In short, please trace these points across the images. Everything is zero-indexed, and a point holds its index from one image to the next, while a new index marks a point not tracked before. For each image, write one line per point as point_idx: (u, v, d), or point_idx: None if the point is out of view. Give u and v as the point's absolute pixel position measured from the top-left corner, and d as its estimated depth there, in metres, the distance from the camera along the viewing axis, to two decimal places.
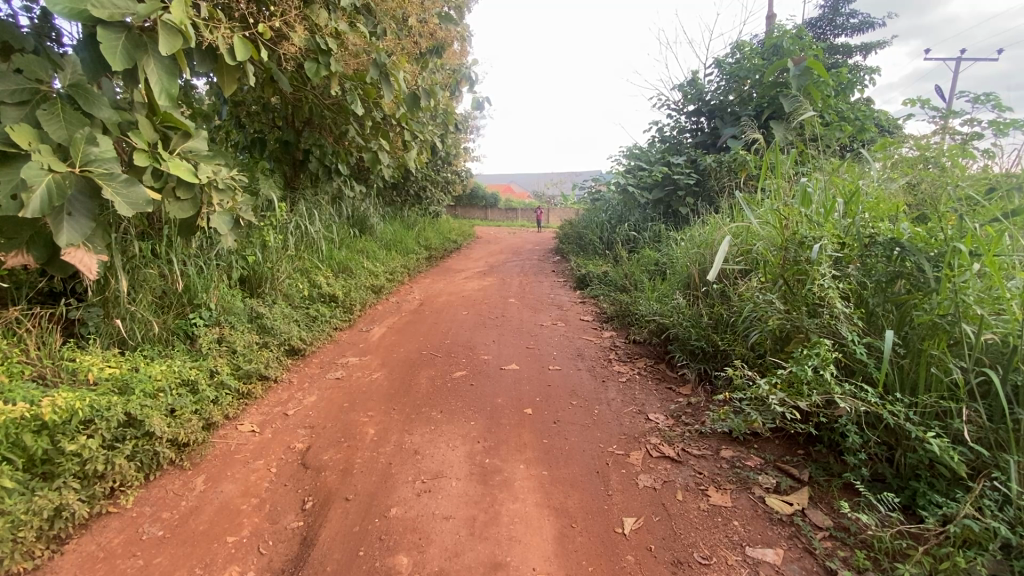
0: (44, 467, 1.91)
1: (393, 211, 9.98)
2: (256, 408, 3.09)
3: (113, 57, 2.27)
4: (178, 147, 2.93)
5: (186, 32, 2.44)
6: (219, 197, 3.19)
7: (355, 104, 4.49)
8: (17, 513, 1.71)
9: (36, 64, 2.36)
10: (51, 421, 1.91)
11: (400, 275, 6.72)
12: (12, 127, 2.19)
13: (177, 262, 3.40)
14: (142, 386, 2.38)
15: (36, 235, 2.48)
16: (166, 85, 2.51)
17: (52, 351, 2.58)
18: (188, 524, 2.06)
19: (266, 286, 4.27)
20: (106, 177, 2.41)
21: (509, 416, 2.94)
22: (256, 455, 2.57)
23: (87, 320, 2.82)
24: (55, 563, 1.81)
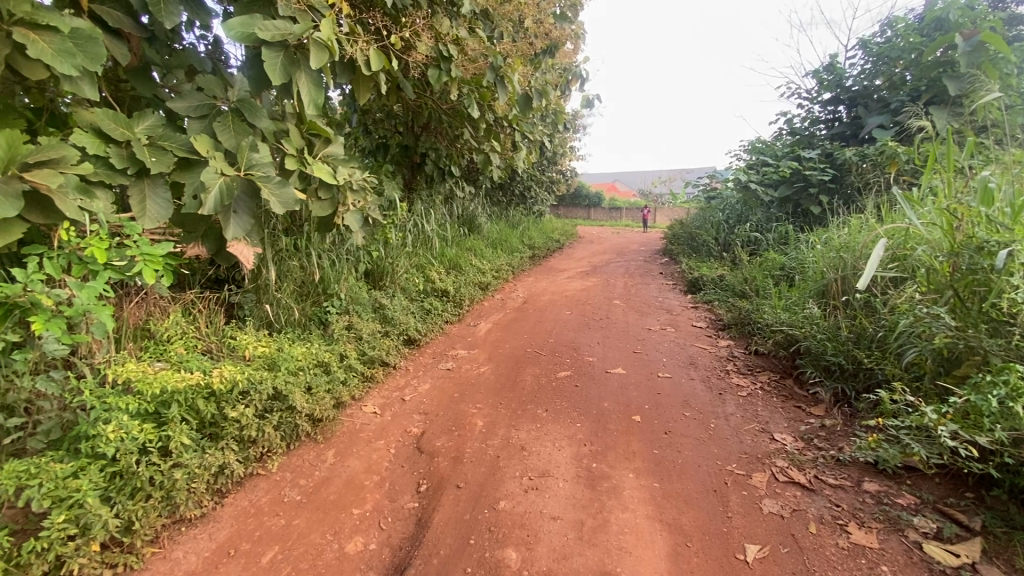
0: (211, 429, 2.17)
1: (500, 211, 10.24)
2: (377, 391, 3.34)
3: (274, 72, 2.59)
4: (320, 152, 3.26)
5: (332, 47, 2.70)
6: (353, 197, 3.51)
7: (471, 107, 4.67)
8: (193, 467, 1.97)
9: (213, 83, 2.81)
10: (218, 390, 2.18)
11: (506, 273, 6.89)
12: (195, 137, 2.63)
13: (315, 255, 3.79)
14: (287, 363, 2.67)
15: (209, 229, 2.92)
16: (314, 96, 2.80)
17: (218, 329, 3.01)
18: (321, 492, 2.28)
19: (387, 279, 4.60)
20: (264, 180, 2.76)
21: (617, 422, 2.86)
22: (377, 436, 2.77)
23: (243, 303, 3.27)
24: (218, 513, 2.10)
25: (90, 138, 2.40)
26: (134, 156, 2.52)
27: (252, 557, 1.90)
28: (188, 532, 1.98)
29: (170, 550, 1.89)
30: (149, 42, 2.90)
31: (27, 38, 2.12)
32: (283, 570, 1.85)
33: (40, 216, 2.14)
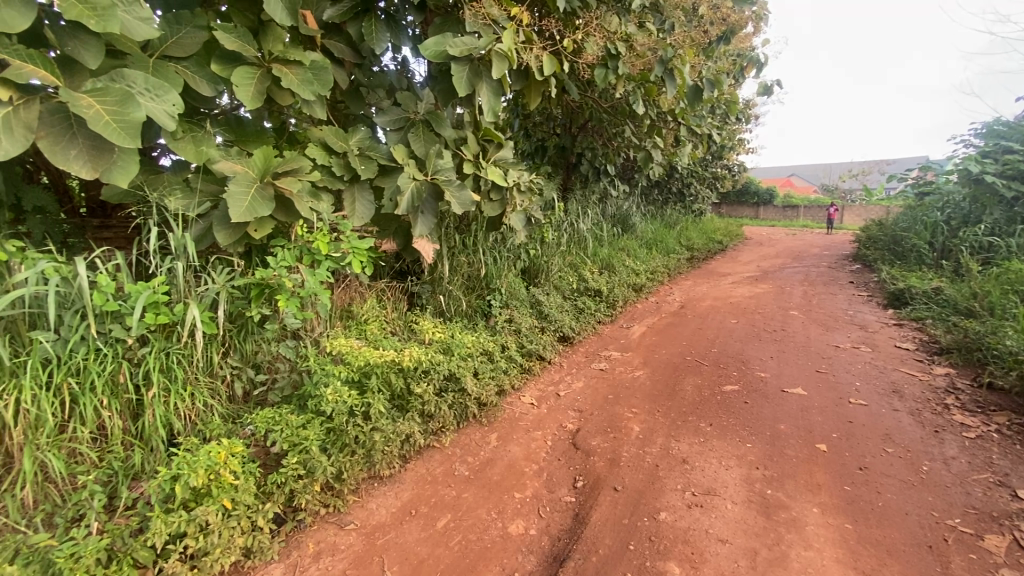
0: (399, 401, 2.47)
1: (656, 210, 9.83)
2: (534, 383, 3.47)
3: (460, 85, 2.87)
4: (493, 157, 3.51)
5: (511, 57, 2.87)
6: (520, 198, 3.70)
7: (637, 104, 4.56)
8: (389, 433, 2.27)
9: (409, 99, 3.23)
10: (407, 367, 2.46)
11: (662, 275, 6.60)
12: (394, 147, 3.05)
13: (482, 251, 4.08)
14: (460, 350, 2.92)
15: (398, 226, 3.34)
16: (493, 103, 3.03)
17: (402, 314, 3.43)
18: (486, 471, 2.46)
19: (544, 276, 4.74)
20: (447, 183, 3.06)
21: (796, 447, 2.55)
22: (535, 426, 2.88)
23: (421, 293, 3.68)
24: (402, 475, 2.39)
25: (319, 150, 2.92)
26: (349, 165, 3.00)
27: (430, 520, 2.14)
28: (379, 488, 2.29)
29: (366, 501, 2.21)
30: (359, 67, 3.42)
31: (282, 71, 2.67)
32: (455, 537, 2.05)
33: (284, 214, 2.67)
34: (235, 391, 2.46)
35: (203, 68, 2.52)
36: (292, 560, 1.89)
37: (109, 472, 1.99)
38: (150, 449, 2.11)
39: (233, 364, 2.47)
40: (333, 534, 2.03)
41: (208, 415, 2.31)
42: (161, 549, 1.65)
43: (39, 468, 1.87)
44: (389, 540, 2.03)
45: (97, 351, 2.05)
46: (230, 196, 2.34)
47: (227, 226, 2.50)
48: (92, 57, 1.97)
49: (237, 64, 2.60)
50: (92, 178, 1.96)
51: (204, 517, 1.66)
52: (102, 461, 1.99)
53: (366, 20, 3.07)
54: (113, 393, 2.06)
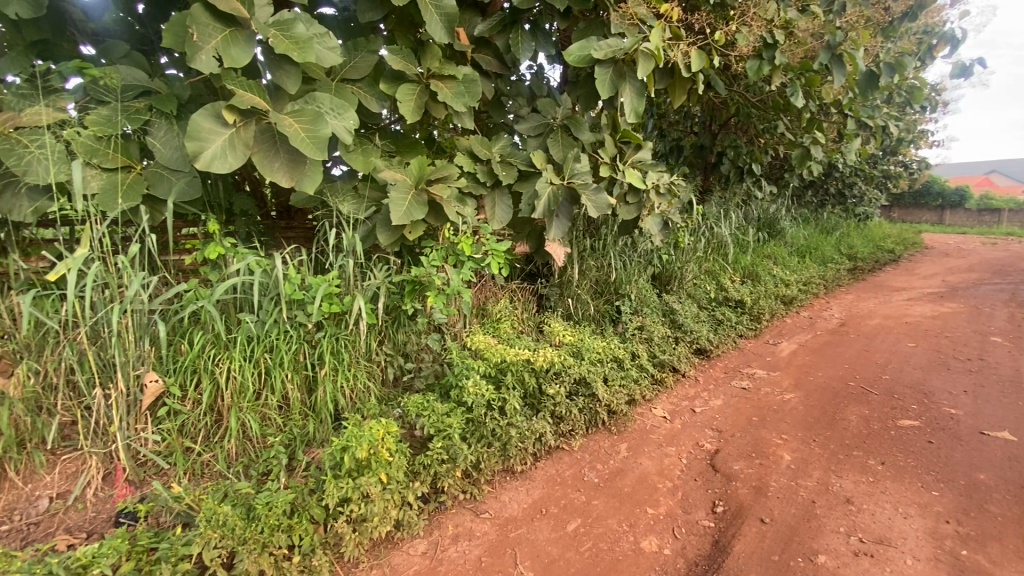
0: (533, 399, 2.53)
1: (809, 213, 8.76)
2: (667, 396, 3.31)
3: (604, 88, 2.86)
4: (632, 159, 3.43)
5: (658, 56, 2.79)
6: (658, 202, 3.57)
7: (796, 96, 4.05)
8: (524, 430, 2.34)
9: (549, 105, 3.31)
10: (541, 367, 2.51)
11: (817, 287, 5.86)
12: (534, 152, 3.15)
13: (614, 255, 4.01)
14: (592, 354, 2.87)
15: (531, 230, 3.46)
16: (636, 104, 2.97)
17: (527, 317, 3.52)
18: (617, 481, 2.41)
19: (678, 284, 4.50)
20: (583, 186, 3.07)
21: (1002, 505, 2.11)
22: (668, 442, 2.75)
23: (550, 295, 3.73)
24: (533, 473, 2.44)
25: (465, 158, 3.12)
26: (492, 171, 3.16)
27: (560, 521, 2.16)
28: (512, 482, 2.37)
29: (500, 493, 2.30)
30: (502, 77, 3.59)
31: (438, 86, 2.90)
32: (585, 543, 2.04)
33: (434, 217, 2.90)
34: (387, 376, 2.72)
35: (373, 87, 2.84)
36: (433, 539, 2.05)
37: (290, 436, 2.33)
38: (320, 420, 2.43)
39: (386, 353, 2.74)
40: (470, 520, 2.15)
41: (366, 396, 2.58)
42: (330, 510, 1.86)
43: (240, 427, 2.27)
44: (521, 535, 2.09)
45: (285, 333, 2.41)
46: (391, 200, 2.61)
47: (388, 228, 2.79)
48: (292, 84, 2.32)
49: (400, 82, 2.88)
50: (289, 186, 2.31)
51: (366, 486, 1.84)
52: (285, 427, 2.35)
53: (513, 32, 3.21)
54: (295, 369, 2.42)
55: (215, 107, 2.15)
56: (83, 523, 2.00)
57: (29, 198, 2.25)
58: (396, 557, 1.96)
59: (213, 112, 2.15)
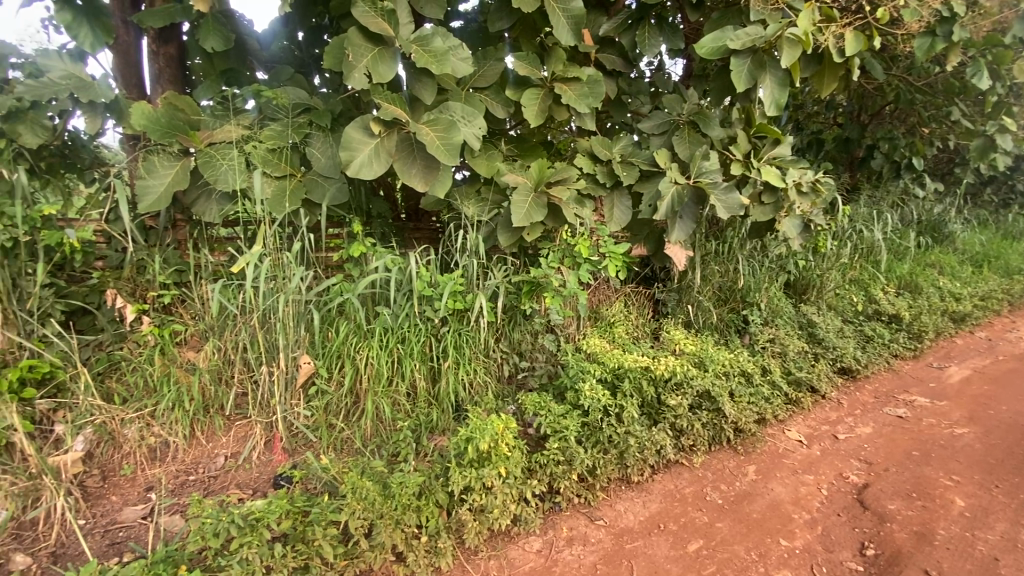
0: (651, 408, 2.42)
1: (987, 215, 7.37)
2: (802, 418, 2.98)
3: (739, 80, 2.68)
4: (768, 155, 3.16)
5: (806, 42, 2.52)
6: (798, 202, 3.25)
7: (978, 78, 3.39)
8: (653, 441, 2.31)
9: (675, 102, 3.17)
10: (660, 376, 2.40)
11: (998, 303, 4.90)
12: (657, 151, 3.04)
13: (742, 261, 3.71)
14: (716, 365, 2.64)
15: (650, 233, 3.35)
16: (777, 95, 2.73)
17: (642, 322, 3.42)
18: (743, 507, 2.25)
19: (817, 294, 4.05)
20: (711, 186, 2.89)
21: None
22: (805, 469, 2.50)
23: (667, 301, 3.56)
24: (649, 485, 2.35)
25: (586, 159, 3.09)
26: (612, 172, 3.10)
27: (680, 540, 2.08)
28: (627, 492, 2.30)
29: (615, 501, 2.25)
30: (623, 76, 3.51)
31: (562, 89, 2.91)
32: (708, 566, 1.95)
33: (552, 219, 2.91)
34: (503, 372, 2.79)
35: (500, 94, 2.94)
36: (548, 538, 2.07)
37: (417, 422, 2.50)
38: (442, 410, 2.58)
39: (503, 350, 2.81)
40: (584, 525, 2.14)
41: (484, 391, 2.68)
42: (454, 497, 1.96)
43: (375, 409, 2.49)
44: (637, 548, 2.04)
45: (415, 326, 2.59)
46: (513, 202, 2.68)
47: (508, 230, 2.86)
48: (428, 95, 2.49)
49: (526, 87, 2.95)
50: (423, 189, 2.49)
51: (489, 478, 1.92)
52: (412, 413, 2.53)
53: (640, 28, 3.13)
54: (422, 360, 2.59)
55: (364, 120, 2.39)
56: (249, 480, 2.32)
57: (218, 203, 2.68)
58: (513, 551, 2.01)
59: (362, 124, 2.38)
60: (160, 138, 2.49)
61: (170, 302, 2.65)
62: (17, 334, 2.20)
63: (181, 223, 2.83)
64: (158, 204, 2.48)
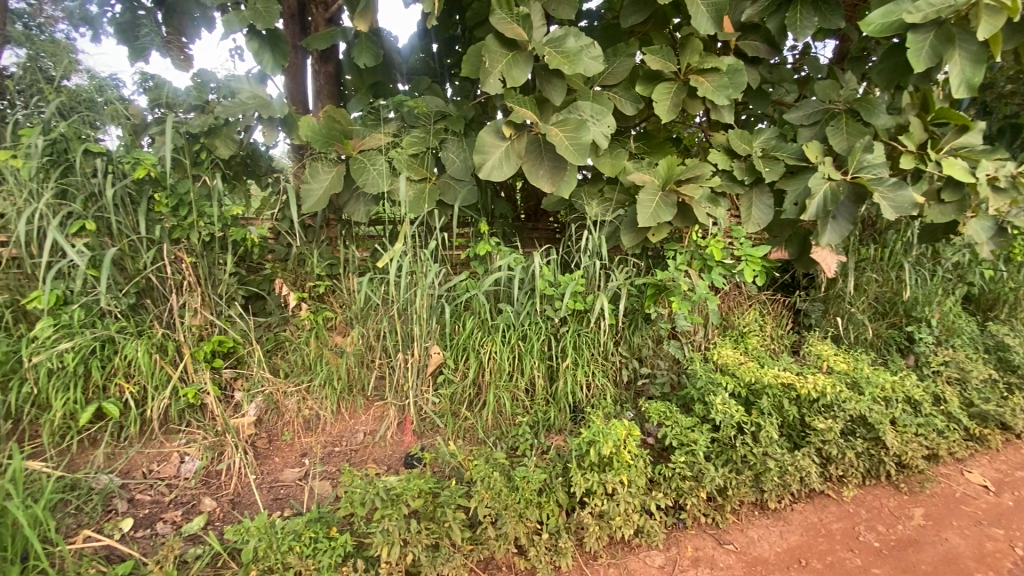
0: (801, 432, 2.21)
1: None
2: (986, 459, 2.54)
3: (918, 59, 2.31)
4: (952, 144, 2.68)
5: (1012, 8, 2.07)
6: (992, 200, 2.71)
7: None
8: (790, 465, 2.07)
9: (830, 88, 2.83)
10: (805, 396, 2.17)
11: None
12: (807, 145, 2.74)
13: (909, 269, 3.19)
14: (874, 389, 2.32)
15: (793, 235, 3.04)
16: (969, 74, 2.31)
17: (779, 334, 3.10)
18: (909, 554, 2.00)
19: (1008, 311, 3.37)
20: (875, 182, 2.53)
21: None
22: (992, 520, 2.18)
23: (810, 311, 3.19)
24: (789, 515, 2.15)
25: (721, 156, 2.89)
26: (751, 168, 2.86)
27: None
28: (762, 519, 2.12)
29: (747, 527, 2.09)
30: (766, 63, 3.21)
31: (697, 81, 2.75)
32: None
33: (681, 219, 2.76)
34: (621, 377, 2.71)
35: (629, 91, 2.85)
36: (671, 555, 1.97)
37: (535, 419, 2.54)
38: (560, 409, 2.59)
39: (623, 354, 2.72)
40: (711, 547, 2.00)
41: (603, 395, 2.63)
42: (576, 498, 1.97)
43: (496, 402, 2.58)
44: None
45: (536, 324, 2.63)
46: (640, 202, 2.58)
47: (632, 230, 2.77)
48: (558, 95, 2.50)
49: (657, 82, 2.82)
50: (550, 189, 2.51)
51: (612, 484, 1.89)
52: (531, 410, 2.57)
53: (791, 9, 2.80)
54: (542, 359, 2.62)
55: (496, 123, 2.47)
56: (384, 458, 2.54)
57: (364, 203, 2.95)
58: (634, 563, 1.94)
59: (494, 127, 2.47)
60: (321, 146, 2.77)
61: (324, 291, 2.99)
62: (211, 313, 2.62)
63: (332, 222, 3.18)
64: (315, 206, 2.79)
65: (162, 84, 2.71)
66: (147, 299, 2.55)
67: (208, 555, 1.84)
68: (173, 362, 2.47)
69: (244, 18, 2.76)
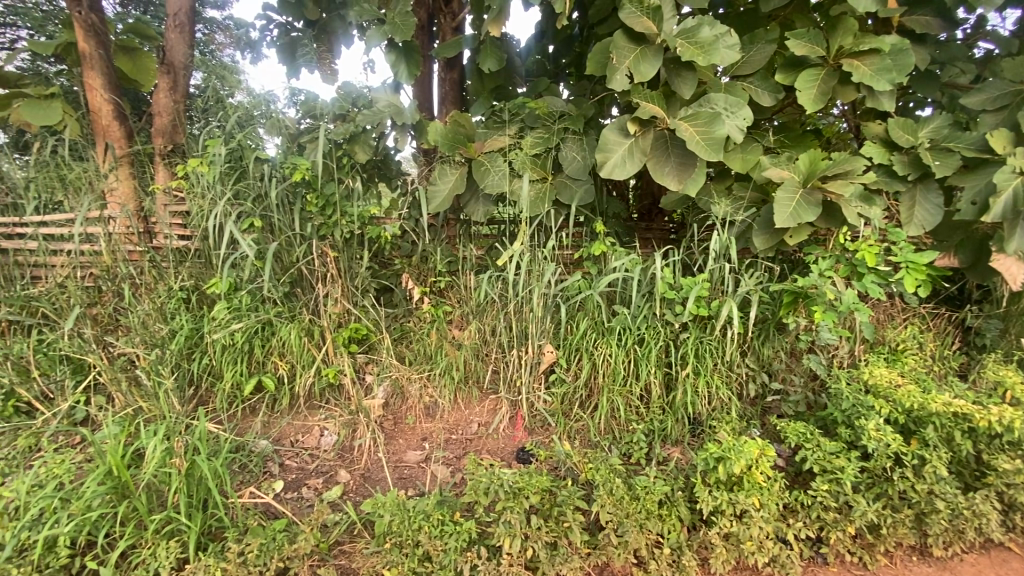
0: (979, 469, 1.95)
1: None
2: None
3: None
4: None
5: None
6: None
7: None
8: (962, 508, 1.81)
9: (1020, 65, 2.46)
10: (985, 430, 1.85)
11: None
12: (993, 133, 2.33)
13: None
14: None
15: (966, 239, 2.61)
16: None
17: (944, 354, 2.68)
18: None
19: None
20: None
21: None
22: None
23: (984, 330, 2.71)
24: (958, 564, 1.88)
25: (877, 148, 2.55)
26: (916, 162, 2.49)
27: None
28: (923, 566, 1.87)
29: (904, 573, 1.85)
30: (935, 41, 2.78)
31: (852, 66, 2.44)
32: None
33: (824, 220, 2.50)
34: (747, 392, 2.51)
35: (767, 80, 2.63)
36: None
37: (651, 427, 2.43)
38: (677, 419, 2.46)
39: (750, 366, 2.51)
40: None
41: (727, 408, 2.46)
42: (701, 516, 1.88)
43: (609, 406, 2.52)
44: None
45: (655, 327, 2.53)
46: (777, 201, 2.36)
47: (765, 232, 2.57)
48: (689, 89, 2.38)
49: (801, 69, 2.57)
50: (675, 188, 2.41)
51: (744, 505, 1.77)
52: (647, 418, 2.47)
53: None
54: (659, 364, 2.51)
55: (621, 120, 2.42)
56: (497, 450, 2.60)
57: (483, 203, 3.05)
58: None
59: (619, 125, 2.41)
60: (447, 150, 2.90)
61: (444, 287, 3.14)
62: (349, 303, 2.89)
63: (452, 221, 3.33)
64: (440, 206, 2.94)
65: (313, 98, 3.02)
66: (298, 288, 2.87)
67: (346, 523, 2.03)
68: (318, 345, 2.76)
69: (384, 32, 3.00)
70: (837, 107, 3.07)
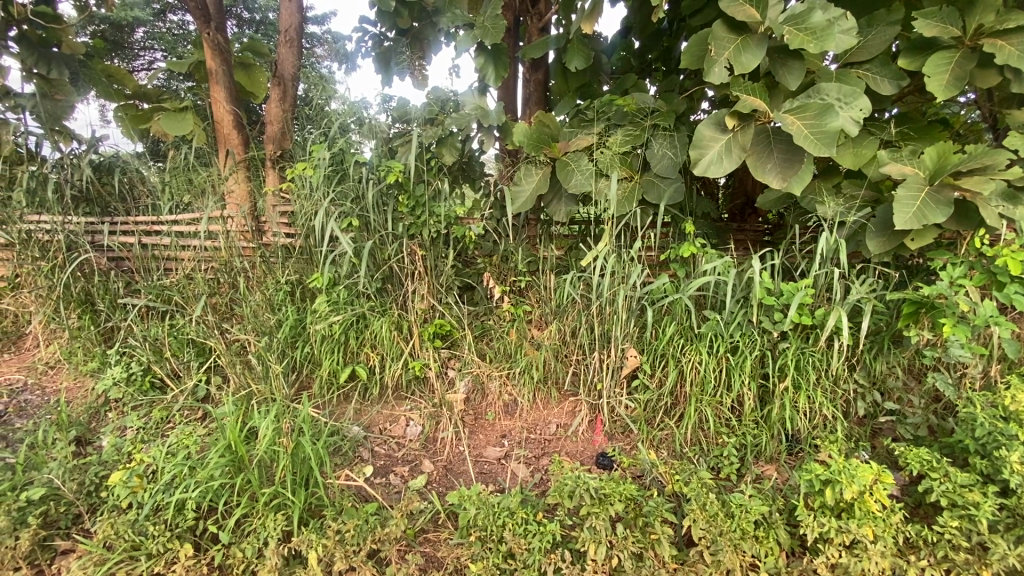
0: None
1: None
2: None
3: None
4: None
5: None
6: None
7: None
8: None
9: None
10: None
11: None
12: None
13: None
14: None
15: None
16: None
17: None
18: None
19: None
20: None
21: None
22: None
23: None
24: None
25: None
26: None
27: None
28: None
29: None
30: None
31: (995, 46, 2.14)
32: None
33: (954, 221, 2.22)
34: (855, 411, 2.30)
35: (887, 66, 2.37)
36: None
37: (742, 442, 2.30)
38: (773, 435, 2.31)
39: (859, 382, 2.28)
40: None
41: (830, 426, 2.27)
42: (805, 542, 1.76)
43: (697, 416, 2.40)
44: None
45: (749, 335, 2.37)
46: (897, 199, 2.12)
47: (881, 234, 2.32)
48: (795, 79, 2.20)
49: (931, 51, 2.29)
50: (778, 187, 2.24)
51: (857, 535, 1.62)
52: (739, 431, 2.33)
53: None
54: (753, 375, 2.35)
55: (719, 115, 2.29)
56: (575, 452, 2.58)
57: (566, 203, 3.02)
58: None
59: (716, 119, 2.30)
60: (530, 150, 2.90)
61: (525, 287, 3.16)
62: (434, 299, 3.00)
63: (533, 221, 3.32)
64: (523, 206, 2.95)
65: (405, 103, 3.16)
66: (389, 284, 3.02)
67: (431, 512, 2.11)
68: (406, 339, 2.89)
69: (473, 37, 3.07)
70: (969, 95, 2.69)
